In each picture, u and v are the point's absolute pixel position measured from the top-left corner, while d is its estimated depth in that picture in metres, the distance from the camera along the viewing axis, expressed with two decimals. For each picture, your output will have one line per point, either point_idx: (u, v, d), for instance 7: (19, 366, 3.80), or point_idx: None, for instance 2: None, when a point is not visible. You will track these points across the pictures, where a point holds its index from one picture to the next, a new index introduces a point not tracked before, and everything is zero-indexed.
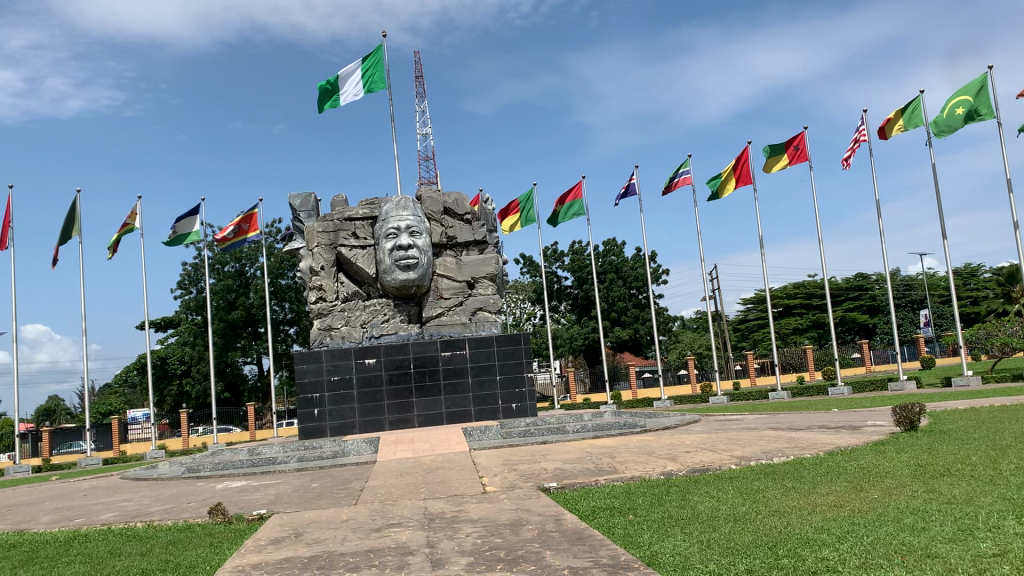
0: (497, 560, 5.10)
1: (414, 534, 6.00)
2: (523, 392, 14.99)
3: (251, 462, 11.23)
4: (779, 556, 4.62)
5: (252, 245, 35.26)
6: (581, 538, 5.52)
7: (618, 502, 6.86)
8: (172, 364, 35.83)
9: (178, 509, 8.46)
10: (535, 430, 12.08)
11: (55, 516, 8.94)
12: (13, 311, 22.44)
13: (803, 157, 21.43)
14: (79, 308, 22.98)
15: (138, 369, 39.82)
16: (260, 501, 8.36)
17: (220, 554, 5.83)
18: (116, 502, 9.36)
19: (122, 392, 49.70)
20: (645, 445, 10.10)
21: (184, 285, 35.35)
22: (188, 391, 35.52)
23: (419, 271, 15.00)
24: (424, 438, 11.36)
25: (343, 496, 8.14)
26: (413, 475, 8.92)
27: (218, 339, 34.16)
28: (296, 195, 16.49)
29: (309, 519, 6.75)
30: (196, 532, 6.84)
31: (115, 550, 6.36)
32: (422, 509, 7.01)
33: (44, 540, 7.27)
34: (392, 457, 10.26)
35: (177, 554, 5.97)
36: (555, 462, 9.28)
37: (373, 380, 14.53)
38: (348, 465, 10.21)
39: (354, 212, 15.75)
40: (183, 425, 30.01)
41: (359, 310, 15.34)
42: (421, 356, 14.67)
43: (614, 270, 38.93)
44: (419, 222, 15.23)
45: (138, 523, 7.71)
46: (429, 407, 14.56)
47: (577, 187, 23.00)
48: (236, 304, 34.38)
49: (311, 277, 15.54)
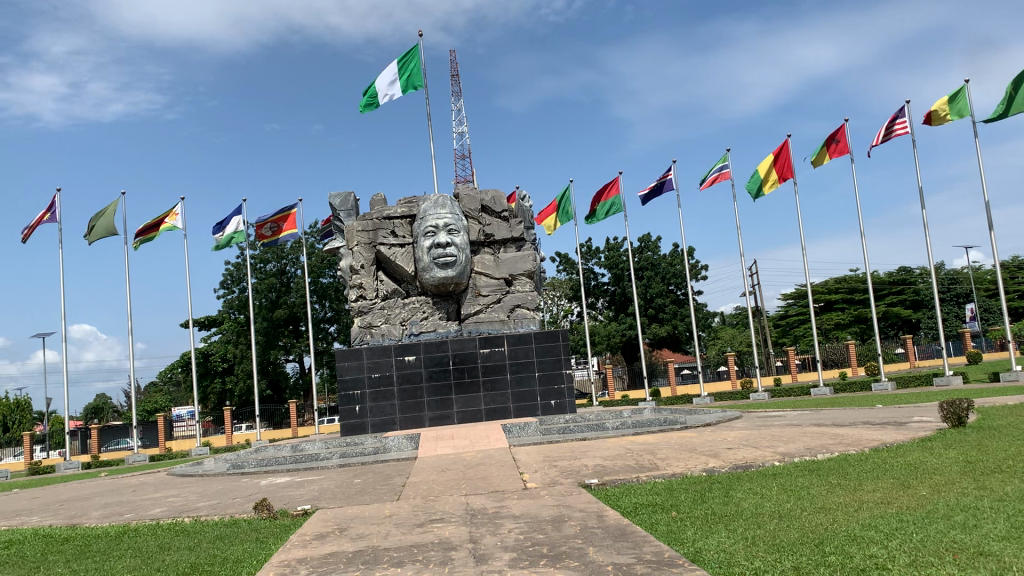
0: (541, 555, 5.12)
1: (458, 530, 6.03)
2: (563, 388, 14.91)
3: (295, 458, 11.34)
4: (826, 553, 4.57)
5: (293, 244, 35.70)
6: (624, 534, 5.52)
7: (661, 498, 6.84)
8: (215, 361, 36.60)
9: (224, 504, 8.60)
10: (575, 427, 12.07)
11: (107, 510, 9.14)
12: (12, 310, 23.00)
13: (844, 150, 21.08)
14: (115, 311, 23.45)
15: (183, 366, 40.49)
16: (304, 497, 8.47)
17: (268, 548, 5.94)
18: (165, 498, 9.52)
19: (166, 389, 50.58)
20: (687, 441, 10.05)
21: (227, 284, 35.93)
22: (231, 387, 36.11)
23: (458, 268, 15.05)
24: (464, 435, 11.39)
25: (386, 492, 8.21)
26: (455, 471, 8.96)
27: (260, 337, 34.75)
28: (337, 195, 16.63)
29: (352, 514, 6.79)
30: (243, 526, 6.95)
31: (166, 544, 6.49)
32: (465, 504, 7.06)
33: (97, 534, 7.45)
34: (433, 453, 10.34)
35: (225, 549, 6.08)
36: (596, 458, 9.25)
37: (413, 377, 14.63)
38: (389, 461, 10.27)
39: (393, 210, 15.82)
40: (227, 422, 30.44)
41: (399, 307, 15.45)
42: (461, 353, 14.71)
43: (651, 266, 38.74)
44: (458, 219, 15.27)
45: (187, 518, 7.85)
46: (469, 403, 14.61)
47: (615, 183, 22.88)
48: (279, 302, 34.94)
49: (351, 275, 15.71)
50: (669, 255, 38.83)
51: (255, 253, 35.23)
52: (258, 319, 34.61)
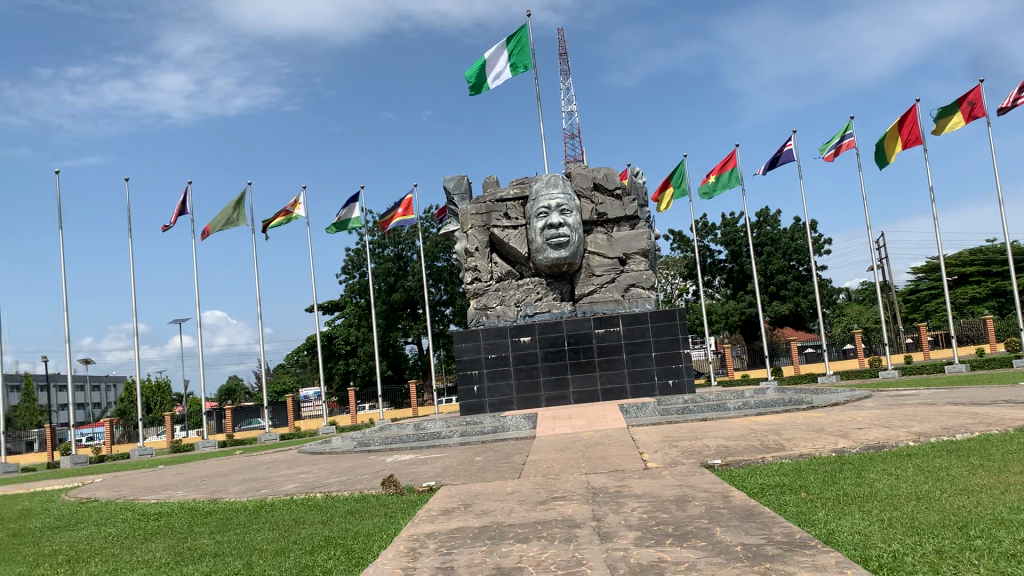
0: (666, 534, 5.07)
1: (581, 508, 6.04)
2: (680, 368, 14.68)
3: (417, 436, 11.64)
4: (971, 536, 4.34)
5: (409, 229, 36.48)
6: (752, 515, 5.39)
7: (788, 478, 6.65)
8: (338, 344, 37.99)
9: (353, 481, 8.91)
10: (695, 407, 11.88)
11: (246, 486, 9.64)
12: (64, 284, 23.83)
13: (979, 112, 19.80)
14: (221, 283, 25.24)
15: (309, 348, 42.19)
16: (428, 473, 8.67)
17: (397, 522, 6.13)
18: (298, 474, 9.95)
19: (294, 371, 52.85)
20: (814, 421, 9.72)
21: (348, 270, 37.13)
22: (354, 369, 37.42)
23: (571, 249, 15.01)
24: (582, 414, 11.37)
25: (507, 469, 8.31)
26: (574, 450, 8.98)
27: (380, 320, 35.78)
28: (450, 179, 16.86)
29: (475, 491, 6.91)
30: (371, 502, 7.19)
31: (301, 517, 6.78)
32: (586, 482, 7.06)
33: (237, 507, 7.86)
34: (552, 432, 10.39)
35: (356, 522, 6.30)
36: (718, 438, 9.08)
37: (529, 357, 14.75)
38: (508, 440, 10.37)
39: (505, 192, 15.91)
40: (351, 402, 31.49)
41: (513, 289, 15.56)
42: (576, 334, 14.70)
43: (771, 241, 37.67)
44: (570, 199, 15.21)
45: (319, 493, 8.18)
46: (585, 383, 14.62)
47: (731, 156, 22.28)
48: (397, 286, 35.87)
49: (466, 258, 15.94)
50: (789, 229, 37.55)
51: (373, 239, 36.25)
52: (378, 303, 35.65)
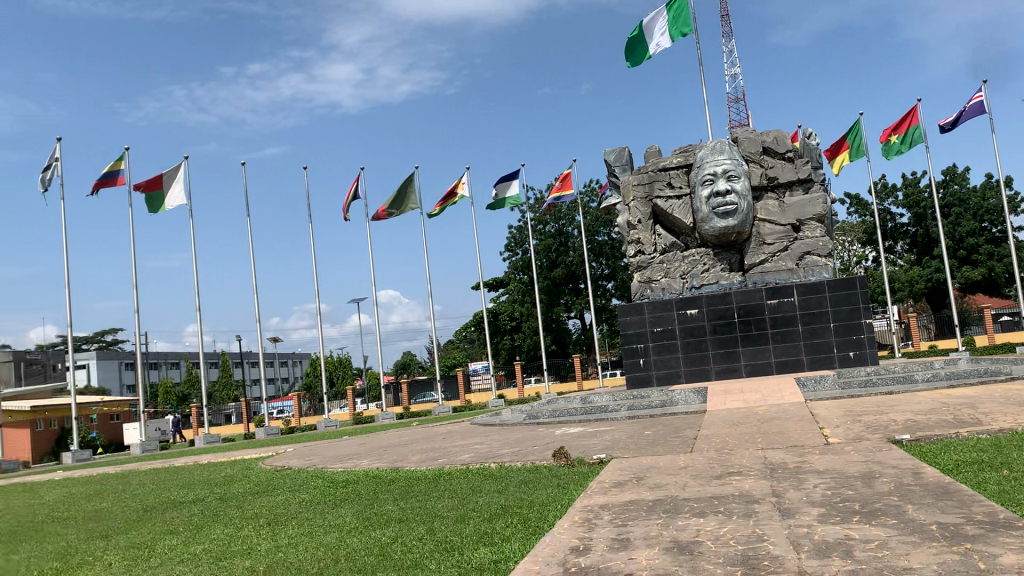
0: (853, 511, 4.84)
1: (758, 483, 5.88)
2: (862, 339, 13.92)
3: (585, 409, 11.72)
4: None
5: (570, 204, 36.61)
6: (947, 493, 5.04)
7: (988, 455, 6.17)
8: (503, 320, 38.89)
9: (525, 452, 9.09)
10: (878, 380, 11.25)
11: (423, 455, 10.06)
12: (250, 268, 25.91)
13: None
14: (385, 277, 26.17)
15: (476, 325, 43.40)
16: (598, 446, 8.72)
17: (571, 493, 6.20)
18: (471, 445, 10.29)
19: (463, 347, 54.56)
20: (1016, 395, 8.96)
21: (511, 247, 37.80)
22: (520, 344, 38.20)
23: (739, 216, 14.55)
24: (755, 388, 11.03)
25: (679, 443, 8.21)
26: (747, 424, 8.74)
27: (544, 296, 36.26)
28: (611, 151, 16.71)
29: (648, 464, 6.88)
30: (545, 473, 7.31)
31: (477, 487, 7.00)
32: (762, 457, 6.85)
33: (418, 476, 8.22)
34: (723, 406, 10.15)
35: (530, 493, 6.43)
36: (906, 413, 8.55)
37: (697, 330, 14.49)
38: (678, 414, 10.23)
39: (668, 161, 15.58)
40: (518, 376, 32.11)
41: (679, 260, 15.30)
42: (746, 305, 14.26)
43: (960, 202, 35.00)
44: (738, 165, 14.70)
45: (493, 464, 8.40)
46: (757, 356, 14.19)
47: (913, 112, 20.82)
48: (558, 262, 36.19)
49: (629, 231, 15.83)
50: (980, 188, 34.70)
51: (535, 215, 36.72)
52: (540, 279, 36.13)
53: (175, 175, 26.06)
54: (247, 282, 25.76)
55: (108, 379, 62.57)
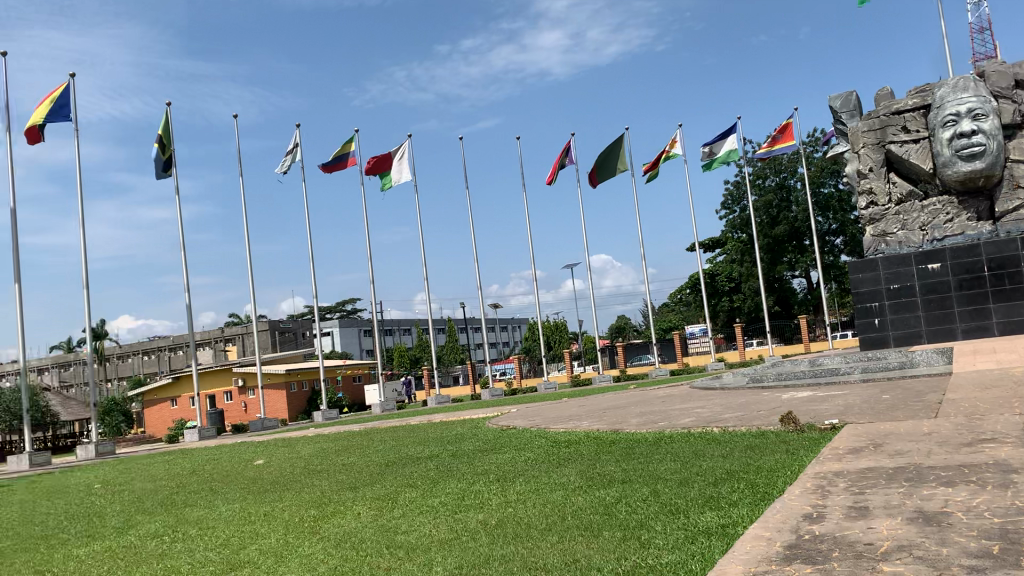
0: None
1: (1017, 452, 5.34)
2: None
3: (813, 372, 11.21)
4: None
5: (791, 156, 34.88)
6: None
7: None
8: (722, 280, 38.01)
9: (750, 416, 8.86)
10: None
11: (644, 418, 10.07)
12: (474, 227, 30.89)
13: None
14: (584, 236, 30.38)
15: (693, 286, 42.69)
16: (830, 411, 8.31)
17: (800, 459, 5.96)
18: (694, 408, 10.18)
19: (680, 310, 53.92)
20: None
21: (728, 205, 36.70)
22: (740, 305, 37.18)
23: (987, 159, 13.20)
24: (1009, 349, 10.02)
25: (921, 408, 7.64)
26: (1002, 388, 7.97)
27: (765, 255, 34.96)
28: (837, 97, 15.65)
29: (886, 430, 6.46)
30: (772, 437, 7.09)
31: (701, 451, 6.92)
32: (1021, 423, 6.20)
33: (639, 439, 8.26)
34: (973, 369, 9.29)
35: (757, 457, 6.27)
36: None
37: (940, 287, 13.36)
38: (920, 377, 9.50)
39: (903, 103, 14.36)
40: (738, 337, 31.22)
41: (917, 211, 14.14)
42: (998, 258, 12.92)
43: None
44: (985, 102, 13.34)
45: (716, 428, 8.25)
46: (1012, 313, 12.85)
47: None
48: (780, 219, 34.71)
49: (859, 182, 14.81)
50: None
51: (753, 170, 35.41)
52: (760, 237, 34.89)
53: (399, 153, 27.62)
54: (464, 246, 30.53)
55: (349, 344, 68.11)
